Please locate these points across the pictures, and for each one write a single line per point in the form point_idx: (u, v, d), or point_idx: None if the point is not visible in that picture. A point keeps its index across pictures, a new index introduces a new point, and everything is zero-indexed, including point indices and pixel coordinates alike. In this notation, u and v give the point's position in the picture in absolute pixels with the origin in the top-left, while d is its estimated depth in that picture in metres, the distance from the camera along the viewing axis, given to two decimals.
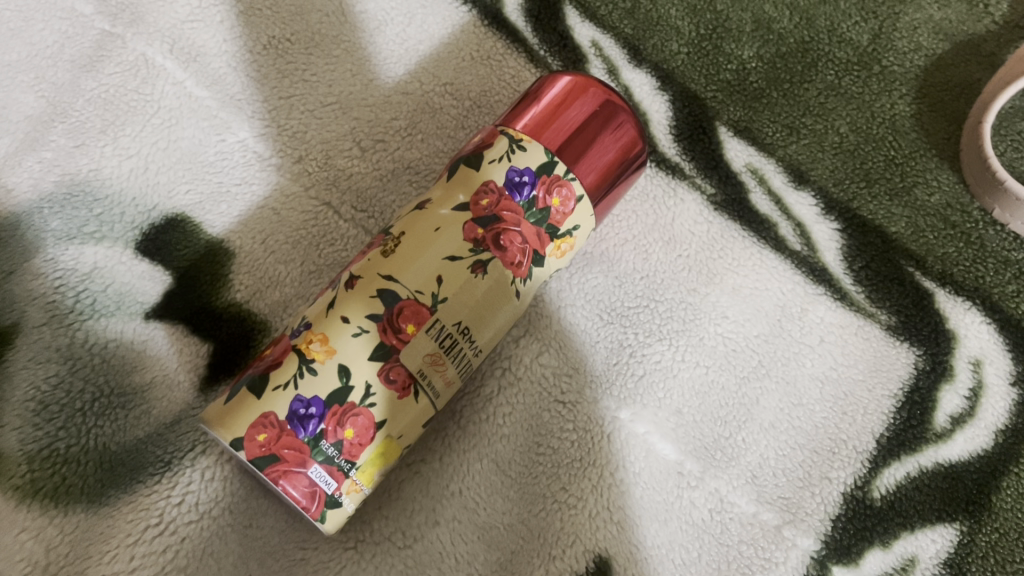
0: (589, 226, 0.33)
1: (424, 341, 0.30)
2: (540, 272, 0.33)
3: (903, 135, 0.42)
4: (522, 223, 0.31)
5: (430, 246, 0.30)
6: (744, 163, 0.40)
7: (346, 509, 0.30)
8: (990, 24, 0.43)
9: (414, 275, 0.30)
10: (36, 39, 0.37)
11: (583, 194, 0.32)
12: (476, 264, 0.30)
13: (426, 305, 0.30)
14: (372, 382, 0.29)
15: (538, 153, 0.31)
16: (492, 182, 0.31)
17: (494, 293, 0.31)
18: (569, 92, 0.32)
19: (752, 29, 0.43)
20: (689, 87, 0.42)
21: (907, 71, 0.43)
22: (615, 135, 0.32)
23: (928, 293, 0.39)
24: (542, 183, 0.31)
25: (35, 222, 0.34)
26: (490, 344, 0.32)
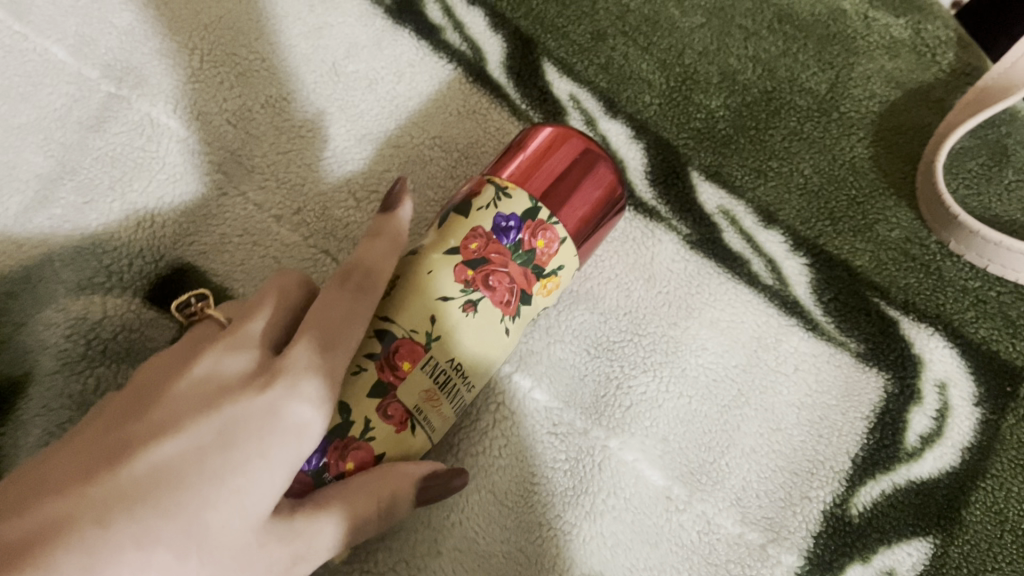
0: (573, 267, 0.35)
1: (420, 377, 0.31)
2: (527, 310, 0.34)
3: (863, 175, 0.45)
4: (509, 265, 0.33)
5: (424, 288, 0.32)
6: (716, 206, 0.43)
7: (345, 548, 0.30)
8: (938, 72, 0.48)
9: (409, 315, 0.32)
10: (45, 102, 0.39)
11: (566, 235, 0.34)
12: (467, 303, 0.32)
13: (421, 343, 0.32)
14: (372, 418, 0.30)
15: (523, 199, 0.34)
16: (480, 228, 0.33)
17: (483, 331, 0.33)
18: (550, 144, 0.35)
19: (718, 81, 0.46)
20: (663, 135, 0.45)
21: (864, 117, 0.46)
22: (596, 182, 0.35)
23: (893, 321, 0.41)
24: (526, 227, 0.33)
25: (46, 275, 0.36)
26: (483, 380, 0.34)
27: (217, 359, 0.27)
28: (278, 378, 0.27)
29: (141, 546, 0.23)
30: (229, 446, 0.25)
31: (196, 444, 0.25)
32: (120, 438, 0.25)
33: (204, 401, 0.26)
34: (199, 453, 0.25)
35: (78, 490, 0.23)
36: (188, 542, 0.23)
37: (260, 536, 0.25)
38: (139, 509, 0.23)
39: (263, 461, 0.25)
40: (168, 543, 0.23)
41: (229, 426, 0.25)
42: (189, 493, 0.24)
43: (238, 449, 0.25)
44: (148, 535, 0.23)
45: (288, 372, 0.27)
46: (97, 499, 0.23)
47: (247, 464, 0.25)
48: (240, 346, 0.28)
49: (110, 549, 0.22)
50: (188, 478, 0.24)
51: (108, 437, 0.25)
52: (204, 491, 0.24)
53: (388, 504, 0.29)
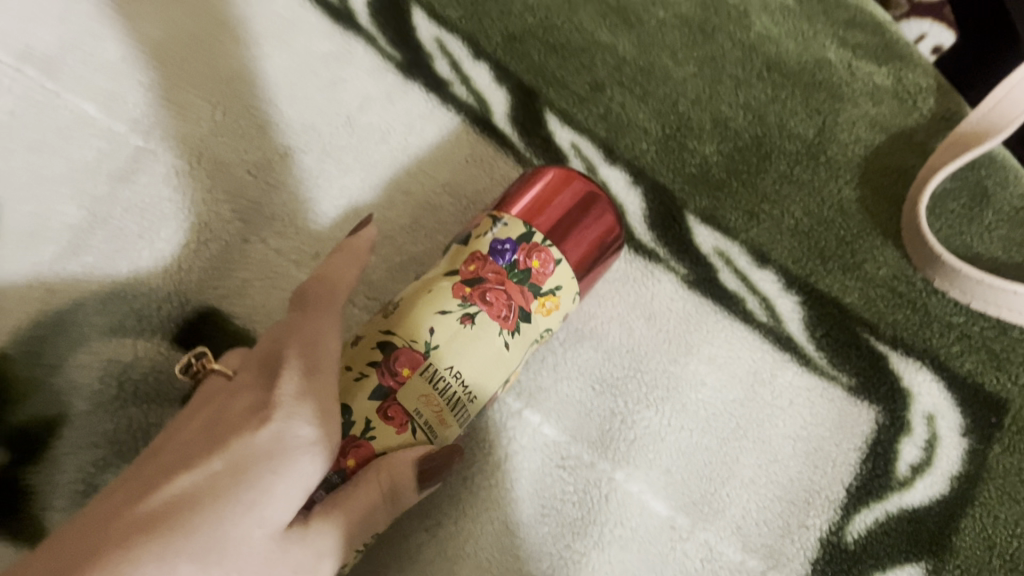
0: (573, 287, 0.37)
1: (419, 382, 0.34)
2: (527, 328, 0.36)
3: (851, 216, 0.47)
4: (505, 281, 0.36)
5: (425, 304, 0.35)
6: (711, 247, 0.45)
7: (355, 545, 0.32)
8: (920, 116, 0.50)
9: (411, 329, 0.34)
10: (77, 156, 0.41)
11: (562, 257, 0.36)
12: (464, 316, 0.35)
13: (421, 351, 0.34)
14: (373, 418, 0.33)
15: (516, 221, 0.36)
16: (478, 252, 0.36)
17: (482, 344, 0.35)
18: (559, 183, 0.37)
19: (711, 127, 0.49)
20: (660, 181, 0.47)
21: (850, 160, 0.49)
22: (597, 220, 0.37)
23: (883, 356, 0.44)
24: (522, 249, 0.36)
25: (79, 320, 0.38)
26: (487, 395, 0.35)
27: (223, 402, 0.30)
28: (276, 405, 0.29)
29: (163, 565, 0.25)
30: (237, 469, 0.28)
31: (208, 474, 0.28)
32: (142, 482, 0.28)
33: (212, 438, 0.29)
34: (211, 481, 0.28)
35: (106, 526, 0.26)
36: (208, 555, 0.26)
37: (280, 544, 0.28)
38: (158, 535, 0.26)
39: (272, 477, 0.28)
40: (189, 561, 0.26)
41: (237, 452, 0.28)
42: (202, 515, 0.27)
43: (247, 471, 0.28)
44: (167, 556, 0.26)
45: (282, 397, 0.29)
46: (121, 531, 0.26)
47: (257, 482, 0.28)
48: (244, 383, 0.31)
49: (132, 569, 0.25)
50: (201, 501, 0.27)
51: (130, 483, 0.28)
52: (218, 511, 0.27)
53: (396, 491, 0.32)
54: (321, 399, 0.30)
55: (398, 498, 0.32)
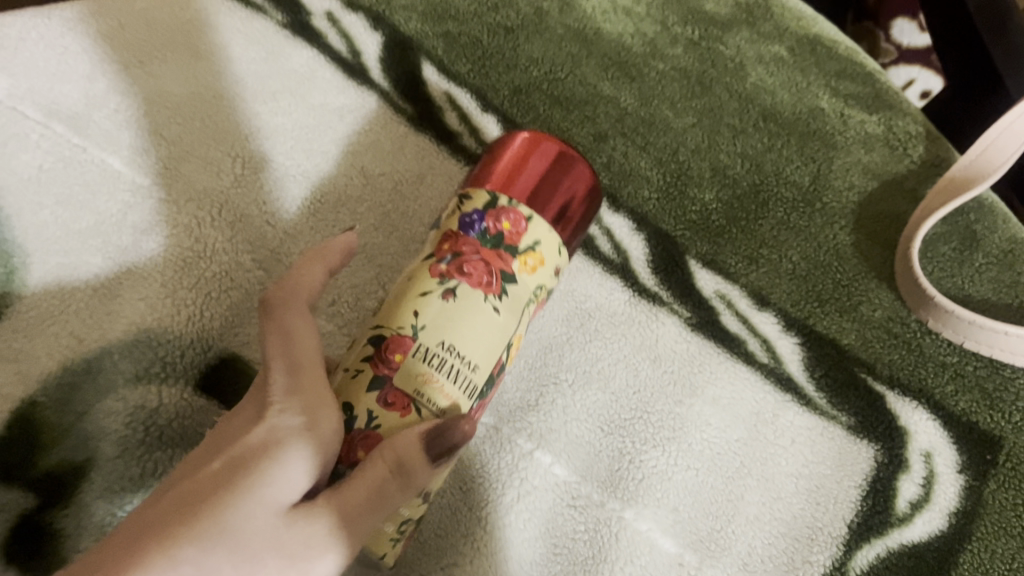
0: (553, 244, 0.38)
1: (412, 363, 0.35)
2: (516, 290, 0.37)
3: (847, 260, 0.49)
4: (480, 250, 0.37)
5: (410, 291, 0.37)
6: (713, 290, 0.47)
7: (383, 532, 0.35)
8: (910, 163, 0.53)
9: (398, 316, 0.36)
10: (103, 209, 0.43)
11: (534, 213, 0.38)
12: (445, 291, 0.36)
13: (409, 335, 0.35)
14: (373, 409, 0.34)
15: (481, 193, 0.38)
16: (451, 231, 0.38)
17: (469, 312, 0.36)
18: (527, 149, 0.39)
19: (710, 175, 0.51)
20: (662, 227, 0.49)
21: (845, 207, 0.51)
22: (555, 169, 0.39)
23: (880, 395, 0.45)
24: (489, 216, 0.37)
25: (107, 366, 0.40)
26: (486, 359, 0.36)
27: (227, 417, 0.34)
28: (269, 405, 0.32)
29: (169, 546, 0.28)
30: (237, 460, 0.31)
31: (211, 470, 0.31)
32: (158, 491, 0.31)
33: (217, 445, 0.32)
34: (214, 476, 0.30)
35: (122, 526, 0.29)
36: (211, 534, 0.29)
37: (286, 522, 0.30)
38: (166, 524, 0.29)
39: (269, 462, 0.31)
40: (193, 541, 0.28)
41: (236, 448, 0.31)
42: (206, 503, 0.29)
43: (245, 461, 0.31)
44: (173, 538, 0.28)
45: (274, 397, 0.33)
46: (135, 527, 0.29)
47: (255, 467, 0.30)
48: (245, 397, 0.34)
49: (142, 551, 0.28)
50: (206, 492, 0.30)
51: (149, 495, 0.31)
52: (221, 497, 0.30)
53: (405, 464, 0.33)
54: (309, 391, 0.33)
55: (409, 471, 0.33)
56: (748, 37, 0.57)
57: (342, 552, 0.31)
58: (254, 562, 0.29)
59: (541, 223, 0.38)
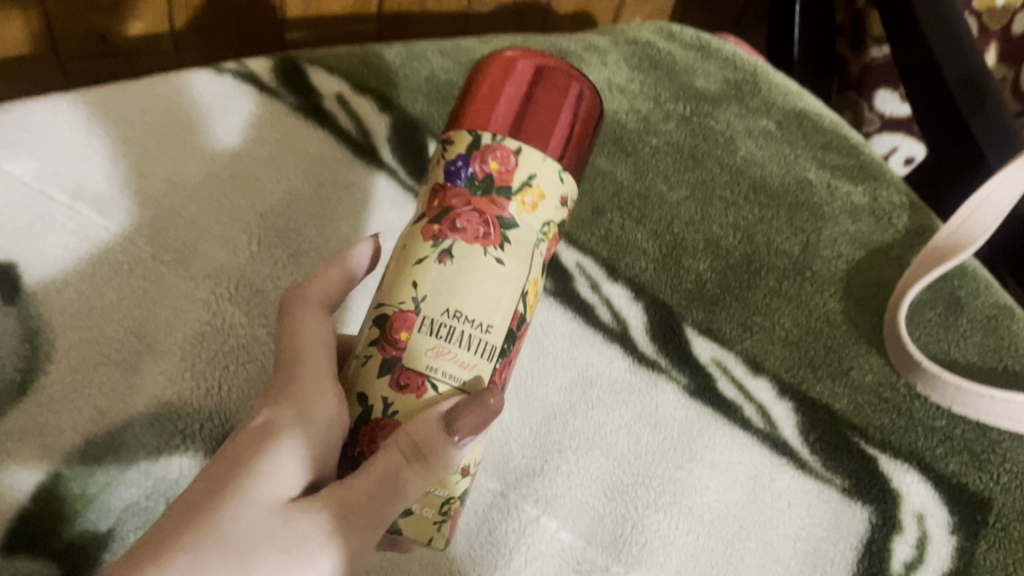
0: (550, 179, 0.37)
1: (418, 337, 0.35)
2: (517, 235, 0.37)
3: (837, 326, 0.51)
4: (472, 200, 0.37)
5: (407, 259, 0.37)
6: (709, 357, 0.49)
7: (424, 517, 0.37)
8: (895, 233, 0.56)
9: (398, 291, 0.36)
10: (126, 286, 0.45)
11: (522, 145, 0.37)
12: (442, 253, 0.36)
13: (411, 309, 0.36)
14: (389, 394, 0.36)
15: (463, 138, 0.38)
16: (439, 186, 0.38)
17: (469, 271, 0.35)
18: (503, 73, 0.38)
19: (704, 246, 0.53)
20: (659, 296, 0.51)
21: (834, 275, 0.53)
22: (521, 82, 0.38)
23: (873, 458, 0.47)
24: (475, 158, 0.37)
25: (129, 438, 0.41)
26: (497, 315, 0.36)
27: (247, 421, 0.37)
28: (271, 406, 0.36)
29: (169, 553, 0.31)
30: (236, 463, 0.34)
31: (214, 477, 0.34)
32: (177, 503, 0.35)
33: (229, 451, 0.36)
34: (216, 483, 0.33)
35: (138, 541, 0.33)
36: (206, 538, 0.31)
37: (282, 517, 0.33)
38: (168, 534, 0.32)
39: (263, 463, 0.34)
40: (191, 545, 0.31)
41: (238, 451, 0.34)
42: (205, 510, 0.32)
43: (241, 468, 0.34)
44: (172, 546, 0.31)
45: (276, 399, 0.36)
46: (146, 540, 0.32)
47: (250, 469, 0.33)
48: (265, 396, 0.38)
49: (145, 562, 0.31)
50: (205, 498, 0.33)
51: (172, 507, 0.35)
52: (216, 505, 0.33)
53: (419, 446, 0.34)
54: (308, 385, 0.36)
55: (425, 456, 0.34)
56: (738, 113, 0.61)
57: (345, 543, 0.33)
58: (249, 562, 0.31)
59: (531, 156, 0.37)
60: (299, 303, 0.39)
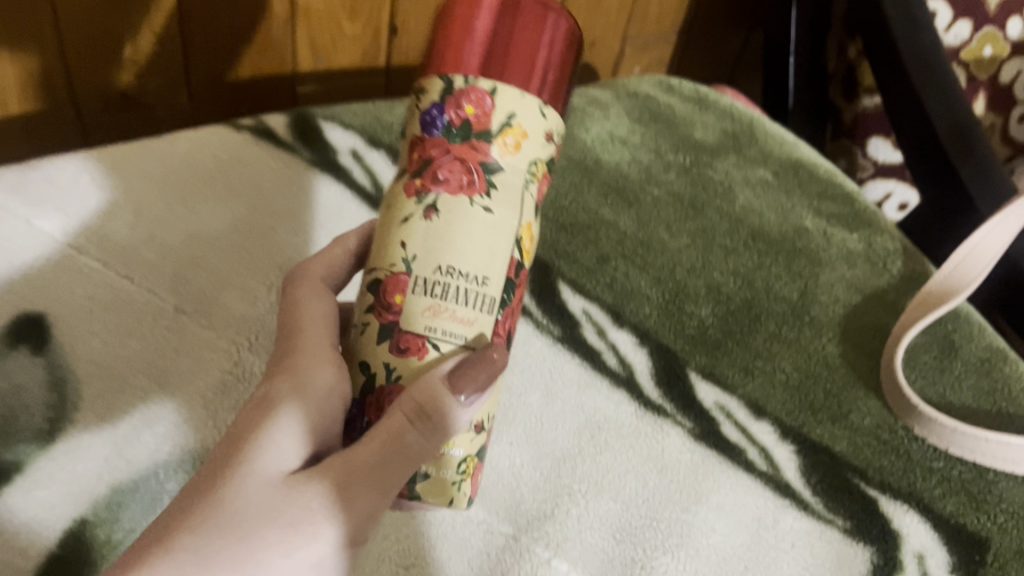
0: (531, 116, 0.37)
1: (412, 300, 0.36)
2: (503, 178, 0.37)
3: (836, 370, 0.53)
4: (451, 149, 0.37)
5: (394, 219, 0.37)
6: (712, 401, 0.51)
7: (443, 479, 0.39)
8: (890, 278, 0.58)
9: (389, 253, 0.37)
10: (149, 335, 0.47)
11: (497, 85, 0.37)
12: (428, 210, 0.36)
13: (402, 272, 0.36)
14: (391, 359, 0.37)
15: (435, 83, 0.37)
16: (418, 140, 0.38)
17: (455, 225, 0.36)
18: (467, 9, 0.37)
19: (706, 292, 0.55)
20: (663, 341, 0.53)
21: (832, 320, 0.55)
22: (484, 16, 0.37)
23: (873, 499, 0.48)
24: (450, 106, 0.37)
25: (153, 485, 0.43)
26: (491, 265, 0.36)
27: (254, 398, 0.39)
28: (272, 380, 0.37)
29: (176, 533, 0.33)
30: (238, 437, 0.35)
31: (218, 454, 0.35)
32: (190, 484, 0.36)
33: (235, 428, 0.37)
34: (219, 460, 0.35)
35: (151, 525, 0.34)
36: (210, 514, 0.33)
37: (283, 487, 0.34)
38: (176, 516, 0.33)
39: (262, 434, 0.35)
40: (196, 523, 0.33)
41: (240, 425, 0.36)
42: (208, 487, 0.34)
43: (241, 443, 0.35)
44: (179, 526, 0.33)
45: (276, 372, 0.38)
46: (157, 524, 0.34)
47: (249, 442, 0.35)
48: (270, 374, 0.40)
49: (155, 544, 0.32)
50: (210, 477, 0.34)
51: None
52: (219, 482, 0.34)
53: (423, 408, 0.35)
54: (306, 357, 0.38)
55: (428, 416, 0.35)
56: (736, 163, 0.63)
57: (350, 505, 0.34)
58: (253, 536, 0.33)
59: (507, 97, 0.37)
60: (297, 287, 0.41)
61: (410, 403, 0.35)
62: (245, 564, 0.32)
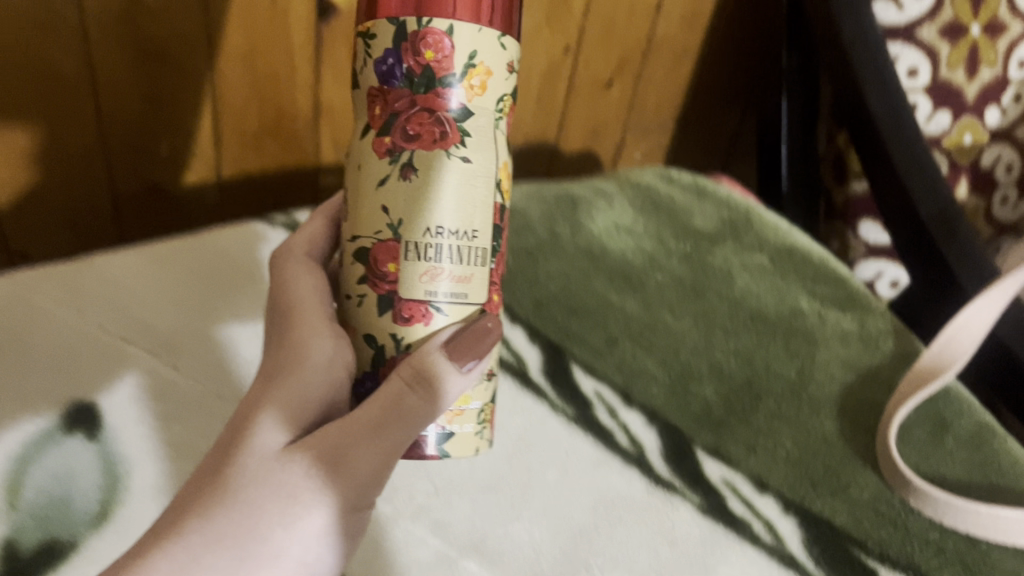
0: (488, 52, 0.40)
1: (405, 266, 0.40)
2: (472, 125, 0.40)
3: (835, 446, 0.56)
4: (417, 99, 0.40)
5: (369, 181, 0.40)
6: (719, 477, 0.54)
7: (466, 432, 0.43)
8: (882, 357, 0.61)
9: (373, 219, 0.40)
10: (195, 424, 0.51)
11: (453, 22, 0.39)
12: (405, 170, 0.39)
13: (391, 238, 0.39)
14: (398, 330, 0.41)
15: (387, 30, 0.39)
16: (378, 94, 0.40)
17: (435, 183, 0.39)
18: None
19: (709, 373, 0.59)
20: (671, 420, 0.56)
21: (829, 397, 0.58)
22: None
23: (873, 570, 0.51)
24: (408, 52, 0.39)
25: None
26: (479, 218, 0.40)
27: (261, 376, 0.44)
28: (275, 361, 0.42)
29: (190, 517, 0.36)
30: (246, 415, 0.39)
31: (228, 437, 0.39)
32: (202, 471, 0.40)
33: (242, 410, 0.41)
34: (227, 444, 0.39)
35: (166, 510, 0.37)
36: (220, 494, 0.36)
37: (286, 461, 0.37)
38: (189, 501, 0.37)
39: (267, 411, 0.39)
40: (208, 505, 0.36)
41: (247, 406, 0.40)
42: (218, 470, 0.37)
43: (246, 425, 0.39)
44: (192, 510, 0.36)
45: (279, 353, 0.42)
46: (171, 510, 0.37)
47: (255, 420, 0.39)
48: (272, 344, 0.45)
49: (170, 528, 0.36)
50: (221, 457, 0.38)
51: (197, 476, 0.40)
52: (227, 464, 0.37)
53: (418, 374, 0.39)
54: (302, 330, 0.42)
55: (423, 381, 0.39)
56: (734, 249, 0.67)
57: (352, 474, 0.38)
58: (257, 511, 0.36)
59: (465, 37, 0.39)
60: (290, 266, 0.47)
61: (406, 370, 0.39)
62: (252, 540, 0.36)
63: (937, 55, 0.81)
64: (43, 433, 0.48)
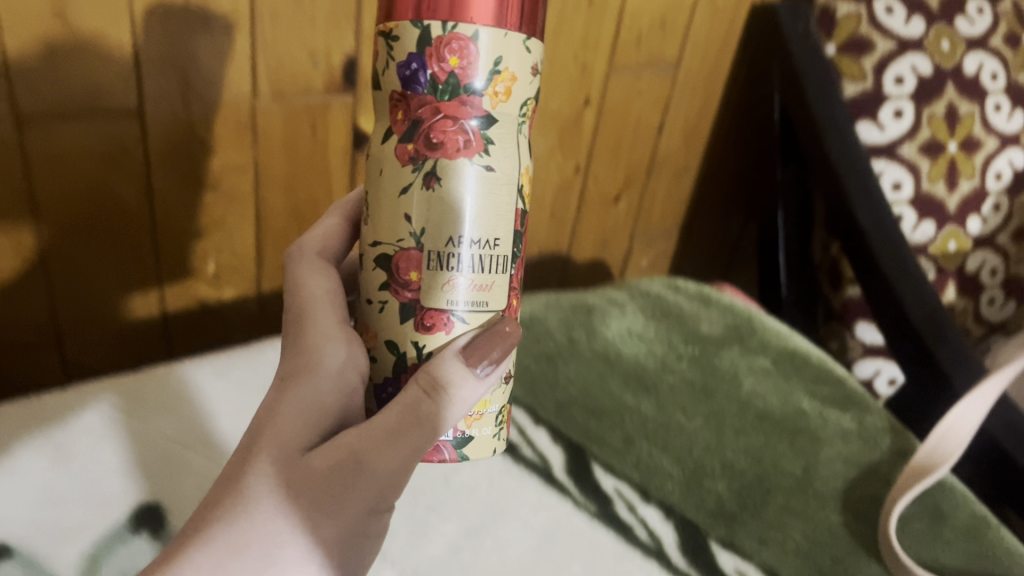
0: (513, 57, 0.41)
1: (427, 275, 0.42)
2: (494, 133, 0.42)
3: (840, 539, 0.60)
4: (439, 105, 0.41)
5: (391, 187, 0.42)
6: (734, 569, 0.58)
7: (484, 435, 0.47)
8: (882, 454, 0.66)
9: (395, 227, 0.42)
10: None
11: (476, 28, 0.40)
12: (428, 179, 0.41)
13: (413, 248, 0.42)
14: (416, 337, 0.43)
15: (411, 33, 0.41)
16: (401, 97, 0.42)
17: (455, 192, 0.41)
18: None
19: (721, 470, 0.63)
20: (687, 516, 0.61)
21: (833, 492, 0.62)
22: None
23: None
24: (433, 57, 0.40)
25: None
26: (499, 227, 0.42)
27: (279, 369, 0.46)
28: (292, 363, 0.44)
29: (215, 526, 0.38)
30: (265, 420, 0.41)
31: (248, 441, 0.41)
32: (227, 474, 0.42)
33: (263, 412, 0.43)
34: (248, 450, 0.41)
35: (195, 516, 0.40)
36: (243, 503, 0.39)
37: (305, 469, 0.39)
38: (215, 509, 0.39)
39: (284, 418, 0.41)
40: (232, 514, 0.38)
41: (266, 410, 0.42)
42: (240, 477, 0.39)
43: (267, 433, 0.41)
44: (218, 519, 0.38)
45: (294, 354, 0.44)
46: (198, 517, 0.39)
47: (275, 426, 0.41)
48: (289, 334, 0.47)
49: (197, 536, 0.38)
50: (241, 464, 0.40)
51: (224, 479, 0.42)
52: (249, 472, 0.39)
53: (434, 382, 0.41)
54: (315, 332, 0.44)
55: (439, 389, 0.41)
56: (739, 353, 0.73)
57: (369, 481, 0.40)
58: (279, 519, 0.38)
59: (487, 43, 0.40)
60: (302, 257, 0.49)
61: (422, 377, 0.41)
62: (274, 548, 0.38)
63: (918, 170, 0.88)
64: (113, 534, 0.52)
